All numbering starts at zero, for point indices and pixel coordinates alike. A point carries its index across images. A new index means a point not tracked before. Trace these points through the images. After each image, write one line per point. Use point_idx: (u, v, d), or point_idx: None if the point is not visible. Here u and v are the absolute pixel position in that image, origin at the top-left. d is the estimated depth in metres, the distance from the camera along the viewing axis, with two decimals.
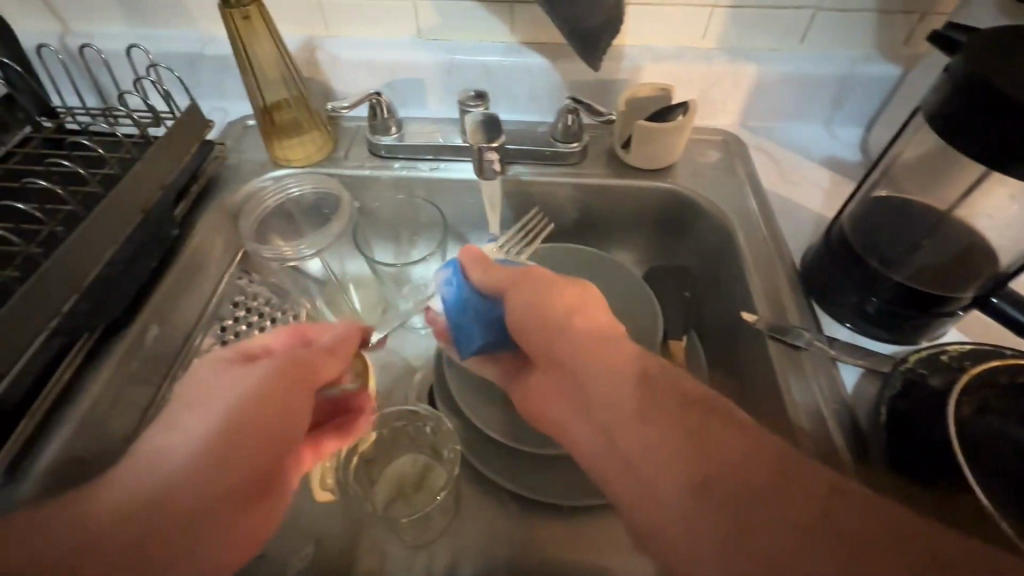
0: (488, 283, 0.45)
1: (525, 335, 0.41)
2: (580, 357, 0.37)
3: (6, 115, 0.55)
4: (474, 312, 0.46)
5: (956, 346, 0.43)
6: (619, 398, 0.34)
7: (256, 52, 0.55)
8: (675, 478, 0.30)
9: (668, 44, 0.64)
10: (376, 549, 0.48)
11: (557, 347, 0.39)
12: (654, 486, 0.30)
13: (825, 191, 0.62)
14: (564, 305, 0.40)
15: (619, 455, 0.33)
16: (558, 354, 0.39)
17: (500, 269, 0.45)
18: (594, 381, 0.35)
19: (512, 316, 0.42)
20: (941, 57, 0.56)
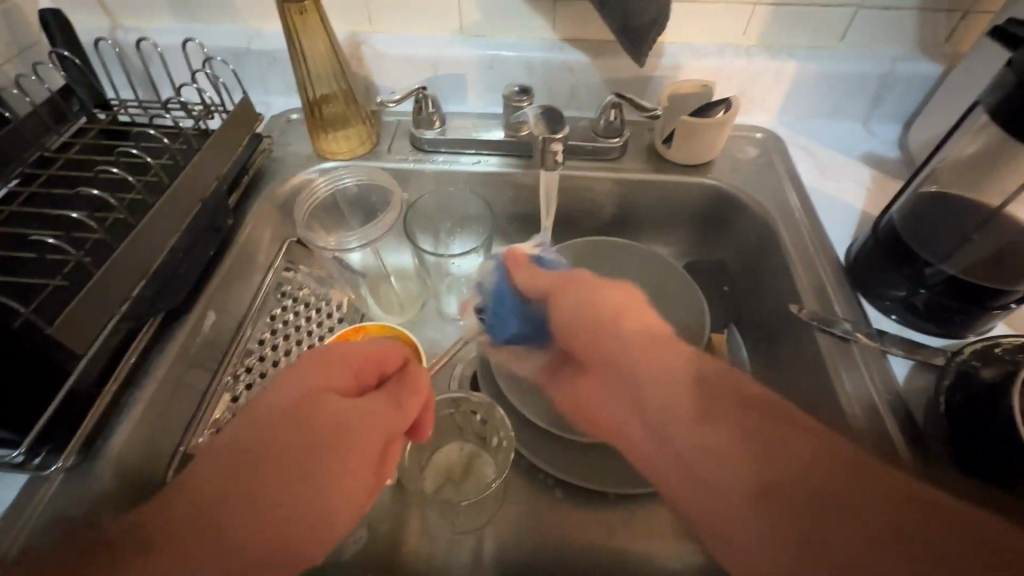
0: (527, 284, 0.48)
1: (559, 319, 0.44)
2: (636, 356, 0.38)
3: (63, 107, 0.56)
4: (512, 304, 0.49)
5: (1010, 338, 0.42)
6: (677, 399, 0.35)
7: (309, 47, 0.57)
8: (743, 483, 0.30)
9: (709, 42, 0.65)
10: (427, 534, 0.49)
11: (586, 345, 0.42)
12: (721, 488, 0.31)
13: (865, 188, 0.63)
14: (614, 307, 0.41)
15: (680, 459, 0.34)
16: (607, 352, 0.40)
17: (546, 274, 0.48)
18: (647, 380, 0.37)
19: (553, 310, 0.45)
20: (984, 53, 0.56)
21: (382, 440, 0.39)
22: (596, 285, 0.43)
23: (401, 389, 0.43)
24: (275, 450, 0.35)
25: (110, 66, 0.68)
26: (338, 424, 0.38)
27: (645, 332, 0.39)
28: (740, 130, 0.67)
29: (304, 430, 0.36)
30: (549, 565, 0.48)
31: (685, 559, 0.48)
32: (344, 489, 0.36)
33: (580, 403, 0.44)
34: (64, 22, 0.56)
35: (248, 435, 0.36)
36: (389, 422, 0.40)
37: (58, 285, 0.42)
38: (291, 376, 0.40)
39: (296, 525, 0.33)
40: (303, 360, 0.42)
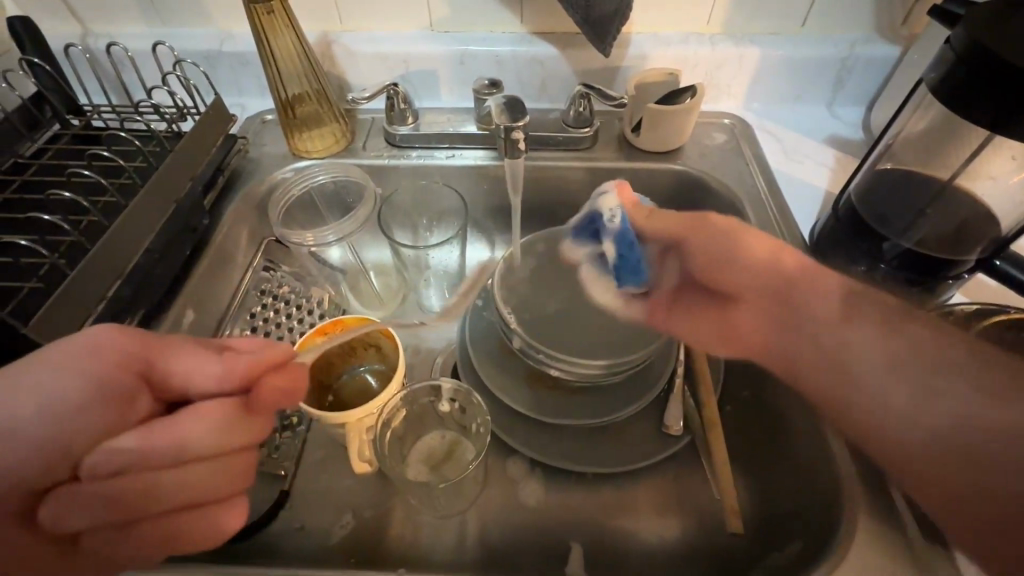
0: (650, 219, 0.49)
1: (691, 264, 0.47)
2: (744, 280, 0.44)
3: (35, 113, 0.57)
4: (630, 252, 0.49)
5: (963, 306, 0.44)
6: (764, 286, 0.43)
7: (278, 47, 0.58)
8: (874, 374, 0.37)
9: (674, 31, 0.66)
10: (409, 519, 0.50)
11: (726, 271, 0.45)
12: (815, 381, 0.40)
13: (829, 168, 0.65)
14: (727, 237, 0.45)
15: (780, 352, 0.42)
16: (732, 282, 0.45)
17: (665, 216, 0.48)
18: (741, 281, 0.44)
19: (687, 257, 0.47)
20: (933, 36, 0.58)
21: (223, 464, 0.35)
22: (739, 242, 0.44)
23: (207, 418, 0.35)
24: (68, 514, 0.31)
25: (82, 72, 0.68)
26: (154, 454, 0.33)
27: (801, 271, 0.42)
28: (709, 117, 0.68)
29: (108, 473, 0.32)
30: (532, 544, 0.49)
31: (662, 534, 0.49)
32: (196, 516, 0.35)
33: (717, 326, 0.47)
34: (33, 29, 0.56)
35: (29, 473, 0.33)
36: (234, 438, 0.35)
37: (32, 287, 0.43)
38: (59, 380, 0.35)
39: (130, 559, 0.34)
40: (79, 354, 0.36)
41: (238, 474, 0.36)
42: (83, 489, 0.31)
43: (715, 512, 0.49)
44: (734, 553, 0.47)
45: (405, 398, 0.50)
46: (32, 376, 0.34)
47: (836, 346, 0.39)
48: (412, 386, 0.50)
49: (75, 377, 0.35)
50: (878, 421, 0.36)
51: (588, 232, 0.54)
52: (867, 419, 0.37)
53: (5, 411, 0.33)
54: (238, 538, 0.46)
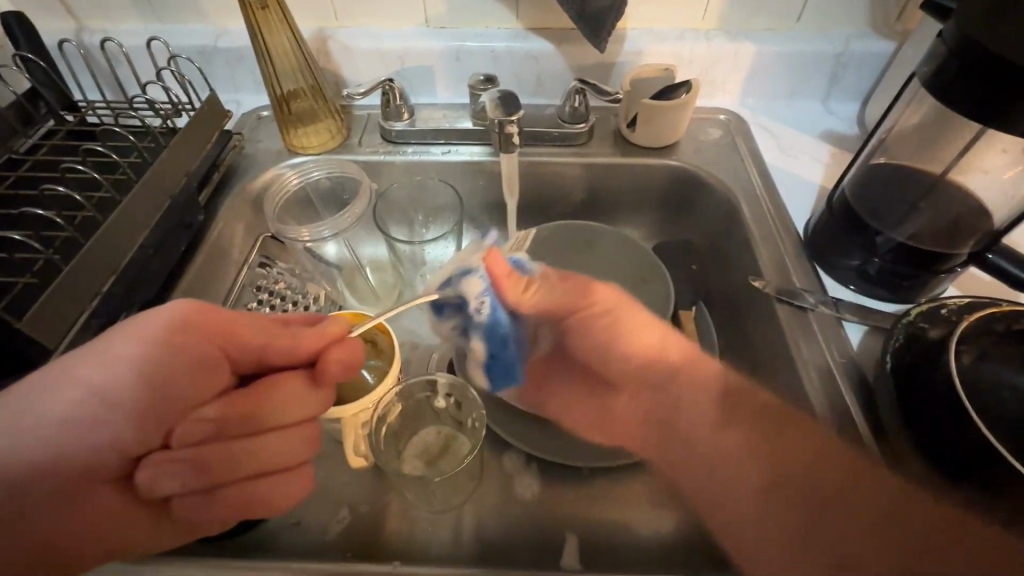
0: (522, 302, 0.44)
1: (575, 341, 0.49)
2: (629, 351, 0.46)
3: (30, 109, 0.57)
4: (511, 351, 0.45)
5: (956, 299, 0.44)
6: (668, 351, 0.45)
7: (273, 44, 0.58)
8: (751, 485, 0.37)
9: (669, 27, 0.66)
10: (405, 513, 0.50)
11: (611, 362, 0.48)
12: (722, 475, 0.39)
13: (824, 164, 0.65)
14: (613, 318, 0.46)
15: (680, 429, 0.42)
16: (619, 373, 0.48)
17: (538, 293, 0.45)
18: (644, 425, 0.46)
19: (574, 339, 0.48)
20: (928, 31, 0.58)
21: (305, 428, 0.39)
22: (629, 324, 0.46)
23: (283, 390, 0.39)
24: (163, 477, 0.33)
25: (77, 68, 0.68)
26: (237, 422, 0.37)
27: (675, 352, 0.45)
28: (704, 113, 0.68)
29: (195, 441, 0.35)
30: (527, 538, 0.49)
31: (657, 527, 0.49)
32: (266, 482, 0.37)
33: (598, 406, 0.50)
34: (26, 24, 0.56)
35: (128, 439, 0.35)
36: (305, 408, 0.40)
37: (26, 283, 0.43)
38: (145, 349, 0.37)
39: (211, 523, 0.36)
40: (159, 326, 0.38)
41: (306, 440, 0.39)
42: (177, 454, 0.34)
43: None
44: None
45: (400, 392, 0.50)
46: (115, 347, 0.36)
47: (754, 433, 0.39)
48: (407, 380, 0.51)
49: (156, 349, 0.37)
50: (766, 523, 0.36)
51: (447, 309, 0.44)
52: (739, 518, 0.37)
53: (100, 379, 0.35)
54: (233, 533, 0.46)
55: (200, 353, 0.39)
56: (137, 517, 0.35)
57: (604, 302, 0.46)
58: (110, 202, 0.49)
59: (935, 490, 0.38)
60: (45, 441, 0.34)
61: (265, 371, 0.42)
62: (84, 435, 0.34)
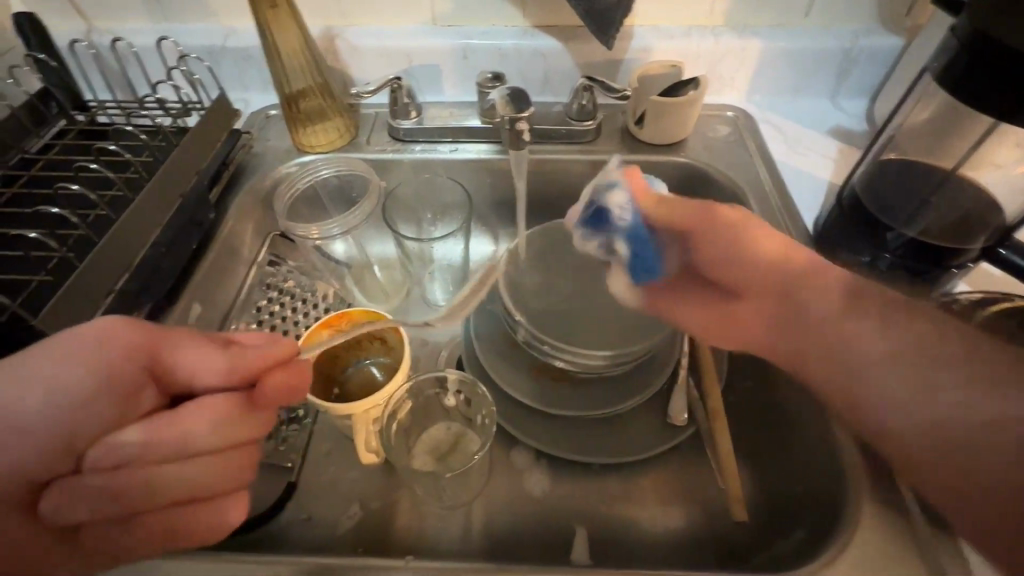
0: (662, 212, 0.44)
1: (698, 256, 0.45)
2: (740, 258, 0.43)
3: (42, 109, 0.57)
4: (649, 248, 0.45)
5: (966, 294, 0.44)
6: (761, 256, 0.42)
7: (282, 42, 0.58)
8: (872, 351, 0.36)
9: (676, 24, 0.66)
10: (415, 509, 0.50)
11: (725, 266, 0.44)
12: (837, 367, 0.38)
13: (832, 160, 0.65)
14: (732, 221, 0.43)
15: (783, 326, 0.41)
16: (739, 284, 0.44)
17: (674, 205, 0.44)
18: (765, 319, 0.43)
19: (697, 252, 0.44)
20: (938, 26, 0.58)
21: (229, 458, 0.37)
22: (716, 238, 0.43)
23: (208, 414, 0.37)
24: (72, 505, 0.33)
25: (88, 69, 0.69)
26: (161, 446, 0.35)
27: (776, 260, 0.42)
28: (712, 110, 0.68)
29: (110, 466, 0.33)
30: (538, 535, 0.49)
31: (667, 524, 0.49)
32: (189, 512, 0.36)
33: (724, 312, 0.45)
34: (39, 25, 0.57)
35: (38, 465, 0.34)
36: (241, 433, 0.38)
37: (42, 280, 0.43)
38: (63, 370, 0.35)
39: (130, 552, 0.36)
40: (82, 344, 0.36)
41: (236, 466, 0.38)
42: (86, 482, 0.33)
43: (719, 502, 0.50)
44: (739, 543, 0.47)
45: (411, 389, 0.50)
46: (38, 366, 0.35)
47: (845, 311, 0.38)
48: (417, 377, 0.51)
49: (75, 367, 0.35)
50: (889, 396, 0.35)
51: (593, 224, 0.46)
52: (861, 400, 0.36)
53: (22, 401, 0.34)
54: (245, 529, 0.46)
55: (121, 372, 0.37)
56: (55, 547, 0.35)
57: (725, 218, 0.43)
58: (122, 200, 0.50)
59: None
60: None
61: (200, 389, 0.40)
62: (6, 454, 0.33)
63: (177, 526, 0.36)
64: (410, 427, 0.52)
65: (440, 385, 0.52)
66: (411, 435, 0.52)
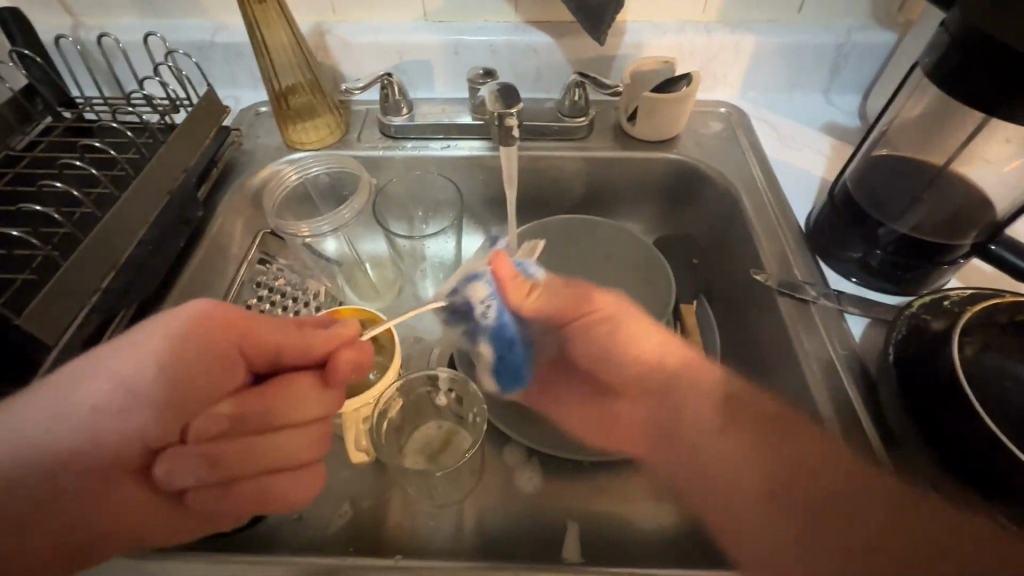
0: (529, 308, 0.47)
1: (573, 346, 0.50)
2: (625, 340, 0.49)
3: (27, 105, 0.56)
4: (517, 354, 0.48)
5: (959, 292, 0.44)
6: (667, 349, 0.48)
7: (270, 38, 0.57)
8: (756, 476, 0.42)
9: (669, 19, 0.66)
10: (407, 509, 0.50)
11: (631, 371, 0.49)
12: (728, 463, 0.43)
13: (825, 156, 0.65)
14: (615, 331, 0.49)
15: (681, 441, 0.46)
16: (650, 382, 0.48)
17: (550, 296, 0.48)
18: (691, 404, 0.47)
19: (579, 342, 0.50)
20: (931, 22, 0.58)
21: (317, 428, 0.40)
22: (631, 333, 0.49)
23: (289, 389, 0.40)
24: (180, 471, 0.34)
25: (74, 65, 0.68)
26: (252, 419, 0.38)
27: (658, 341, 0.49)
28: (704, 107, 0.68)
29: (210, 436, 0.36)
30: (530, 533, 0.49)
31: (660, 521, 0.49)
32: (276, 479, 0.38)
33: (596, 416, 0.50)
34: (23, 20, 0.56)
35: (150, 430, 0.36)
36: (318, 407, 0.41)
37: (26, 278, 0.43)
38: (164, 348, 0.38)
39: (226, 519, 0.37)
40: (178, 322, 0.39)
41: (318, 437, 0.40)
42: (193, 448, 0.35)
43: None
44: None
45: (402, 387, 0.50)
46: (146, 341, 0.38)
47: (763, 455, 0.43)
48: (408, 375, 0.51)
49: (166, 341, 0.38)
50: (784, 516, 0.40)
51: (456, 313, 0.49)
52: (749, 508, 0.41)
53: (124, 373, 0.37)
54: (235, 528, 0.46)
55: (220, 350, 0.40)
56: (153, 511, 0.37)
57: (602, 309, 0.49)
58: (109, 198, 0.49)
59: (941, 482, 0.38)
60: (99, 437, 0.36)
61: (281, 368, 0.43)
62: (104, 424, 0.36)
63: (264, 498, 0.38)
64: (402, 425, 0.51)
65: (431, 383, 0.52)
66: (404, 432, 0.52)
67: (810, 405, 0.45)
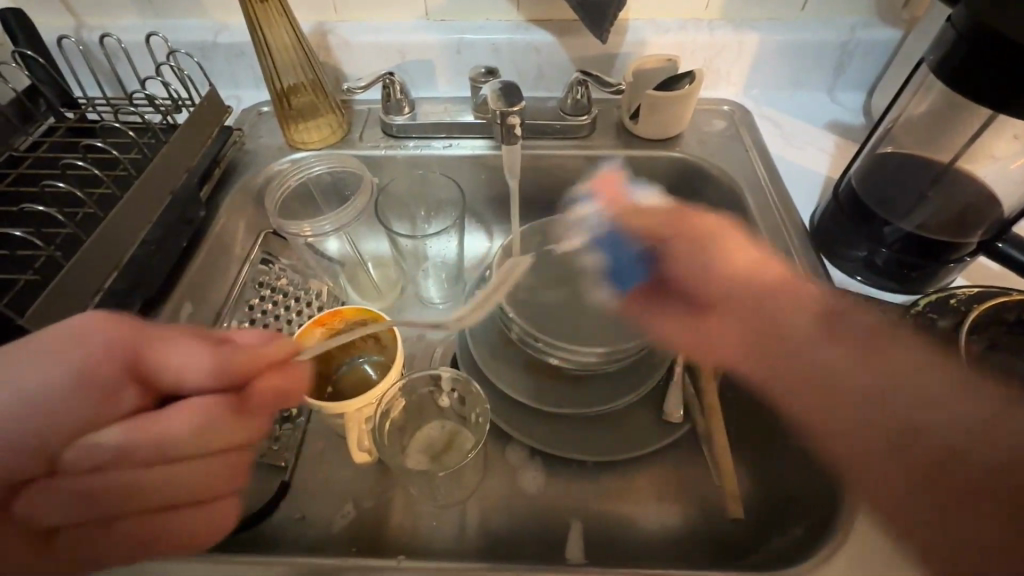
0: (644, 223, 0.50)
1: (667, 267, 0.51)
2: (717, 258, 0.49)
3: (29, 106, 0.56)
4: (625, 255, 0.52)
5: (965, 290, 0.44)
6: (752, 273, 0.47)
7: (272, 37, 0.57)
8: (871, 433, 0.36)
9: (672, 16, 0.65)
10: (410, 509, 0.49)
11: (727, 289, 0.47)
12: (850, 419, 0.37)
13: (829, 154, 0.64)
14: (700, 229, 0.50)
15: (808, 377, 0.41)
16: (736, 293, 0.47)
17: (647, 214, 0.53)
18: (778, 312, 0.44)
19: (665, 262, 0.51)
20: (936, 18, 0.58)
21: (220, 462, 0.35)
22: (704, 244, 0.49)
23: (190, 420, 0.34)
24: (50, 508, 0.31)
25: (77, 66, 0.68)
26: (141, 451, 0.32)
27: (751, 270, 0.47)
28: (708, 105, 0.68)
29: (86, 469, 0.31)
30: (533, 533, 0.49)
31: (663, 521, 0.49)
32: (177, 515, 0.34)
33: (698, 326, 0.49)
34: (25, 21, 0.56)
35: (8, 467, 0.30)
36: (232, 437, 0.35)
37: (28, 279, 0.43)
38: (37, 374, 0.32)
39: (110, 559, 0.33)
40: (59, 340, 0.33)
41: (222, 474, 0.35)
42: (66, 486, 0.31)
43: (715, 498, 0.49)
44: (735, 540, 0.47)
45: (404, 387, 0.50)
46: (19, 360, 0.32)
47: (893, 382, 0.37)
48: (410, 375, 0.50)
49: (51, 366, 0.32)
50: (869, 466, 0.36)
51: None
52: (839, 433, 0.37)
53: None
54: (239, 530, 0.46)
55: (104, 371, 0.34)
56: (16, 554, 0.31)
57: (692, 230, 0.50)
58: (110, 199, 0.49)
59: None
60: None
61: (181, 392, 0.36)
62: None
63: (157, 539, 0.34)
64: (405, 425, 0.51)
65: (435, 383, 0.51)
66: (407, 432, 0.52)
67: None
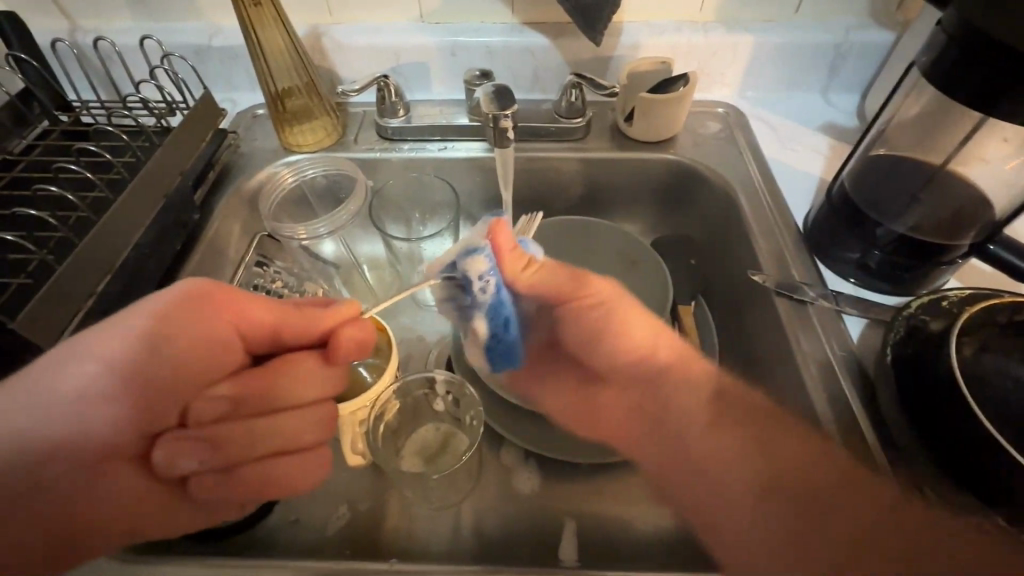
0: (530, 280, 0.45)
1: (567, 330, 0.48)
2: (623, 337, 0.46)
3: (23, 109, 0.56)
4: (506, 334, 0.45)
5: (959, 292, 0.44)
6: (639, 342, 0.47)
7: (266, 40, 0.57)
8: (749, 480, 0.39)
9: (666, 19, 0.66)
10: (405, 512, 0.49)
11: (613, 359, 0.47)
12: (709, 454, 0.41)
13: (823, 156, 0.64)
14: (581, 310, 0.47)
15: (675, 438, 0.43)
16: (660, 391, 0.45)
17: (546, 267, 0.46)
18: (679, 391, 0.45)
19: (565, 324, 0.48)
20: (928, 21, 0.58)
21: (318, 409, 0.42)
22: (623, 322, 0.46)
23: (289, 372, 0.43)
24: (181, 454, 0.36)
25: (72, 69, 0.68)
26: (249, 402, 0.41)
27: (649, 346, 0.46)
28: (702, 107, 0.68)
29: (215, 417, 0.39)
30: (527, 535, 0.49)
31: (657, 523, 0.49)
32: (289, 458, 0.41)
33: (586, 398, 0.49)
34: (19, 26, 0.56)
35: (143, 417, 0.38)
36: (319, 385, 0.43)
37: (20, 283, 0.43)
38: (165, 331, 0.40)
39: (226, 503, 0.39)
40: (174, 307, 0.40)
41: (320, 419, 0.42)
42: (192, 434, 0.36)
43: None
44: None
45: (398, 390, 0.50)
46: (138, 324, 0.39)
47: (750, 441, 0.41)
48: (405, 377, 0.51)
49: (173, 324, 0.40)
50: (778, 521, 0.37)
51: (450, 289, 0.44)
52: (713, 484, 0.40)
53: (117, 357, 0.38)
54: (234, 531, 0.46)
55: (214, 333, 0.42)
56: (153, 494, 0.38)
57: (598, 294, 0.47)
58: (104, 203, 0.50)
59: (941, 484, 0.38)
60: (85, 424, 0.36)
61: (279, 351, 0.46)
62: (93, 411, 0.37)
63: (266, 485, 0.39)
64: (399, 429, 0.51)
65: (430, 385, 0.52)
66: (401, 434, 0.52)
67: (809, 408, 0.45)
